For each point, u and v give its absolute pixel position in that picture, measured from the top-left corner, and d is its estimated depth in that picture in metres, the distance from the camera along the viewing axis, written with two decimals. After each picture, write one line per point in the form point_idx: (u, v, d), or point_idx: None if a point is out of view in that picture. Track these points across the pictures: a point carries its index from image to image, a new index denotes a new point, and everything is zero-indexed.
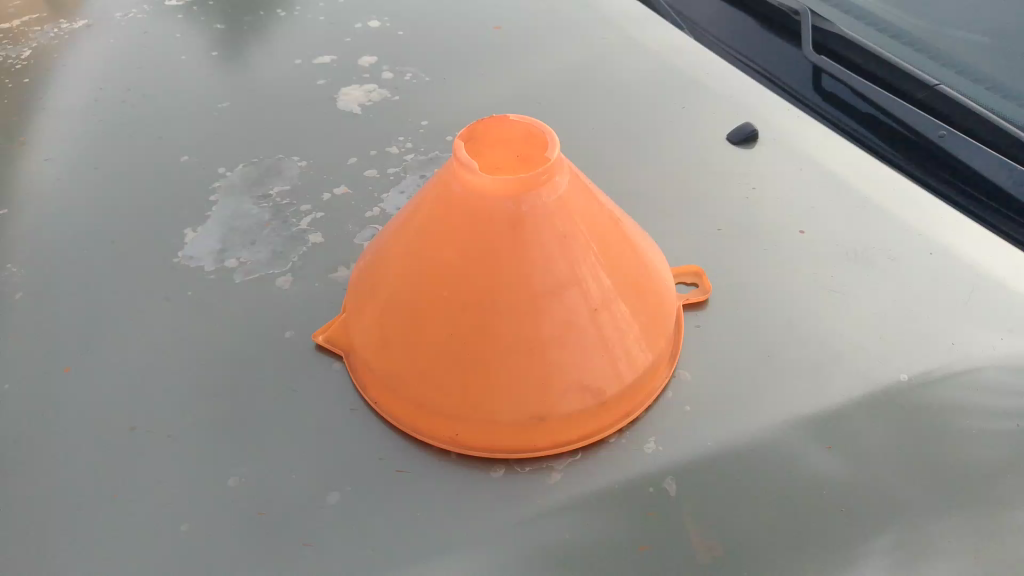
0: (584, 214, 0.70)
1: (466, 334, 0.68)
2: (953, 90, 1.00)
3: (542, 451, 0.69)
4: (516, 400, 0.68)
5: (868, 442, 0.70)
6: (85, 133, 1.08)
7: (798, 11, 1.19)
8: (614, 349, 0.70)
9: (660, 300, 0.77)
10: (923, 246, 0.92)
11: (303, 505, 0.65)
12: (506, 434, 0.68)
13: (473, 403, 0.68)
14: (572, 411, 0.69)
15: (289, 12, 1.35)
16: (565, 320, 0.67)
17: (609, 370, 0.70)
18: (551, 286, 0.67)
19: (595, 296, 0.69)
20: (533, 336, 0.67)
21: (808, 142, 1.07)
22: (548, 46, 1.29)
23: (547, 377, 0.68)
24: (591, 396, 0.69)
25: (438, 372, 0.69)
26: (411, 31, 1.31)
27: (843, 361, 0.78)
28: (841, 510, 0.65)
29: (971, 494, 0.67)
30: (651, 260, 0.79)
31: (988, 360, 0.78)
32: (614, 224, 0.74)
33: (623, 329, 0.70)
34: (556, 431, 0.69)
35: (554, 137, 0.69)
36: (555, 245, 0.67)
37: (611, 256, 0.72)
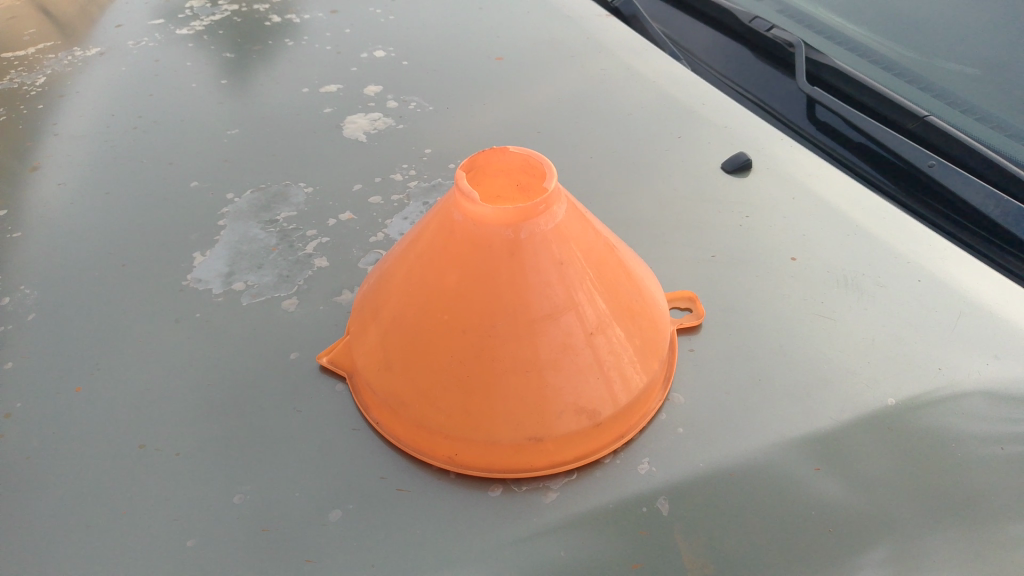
0: (580, 241, 0.73)
1: (467, 358, 0.70)
2: (942, 121, 1.03)
3: (539, 471, 0.71)
4: (514, 422, 0.70)
5: (857, 465, 0.72)
6: (97, 158, 1.11)
7: (792, 44, 1.22)
8: (610, 372, 0.72)
9: (654, 324, 0.79)
10: (913, 273, 0.94)
11: (306, 522, 0.67)
12: (505, 455, 0.71)
13: (472, 424, 0.70)
14: (569, 432, 0.71)
15: (297, 41, 1.39)
16: (562, 344, 0.70)
17: (604, 393, 0.72)
18: (549, 312, 0.69)
19: (591, 320, 0.71)
20: (531, 360, 0.69)
21: (802, 172, 1.10)
22: (549, 76, 1.32)
23: (544, 399, 0.70)
24: (587, 418, 0.71)
25: (440, 394, 0.71)
26: (415, 61, 1.35)
27: (832, 385, 0.80)
28: (830, 530, 0.67)
29: (958, 516, 0.68)
30: (646, 285, 0.81)
31: (975, 385, 0.80)
32: (610, 250, 0.77)
33: (618, 353, 0.73)
34: (552, 451, 0.71)
35: (552, 168, 0.72)
36: (552, 272, 0.70)
37: (607, 282, 0.74)
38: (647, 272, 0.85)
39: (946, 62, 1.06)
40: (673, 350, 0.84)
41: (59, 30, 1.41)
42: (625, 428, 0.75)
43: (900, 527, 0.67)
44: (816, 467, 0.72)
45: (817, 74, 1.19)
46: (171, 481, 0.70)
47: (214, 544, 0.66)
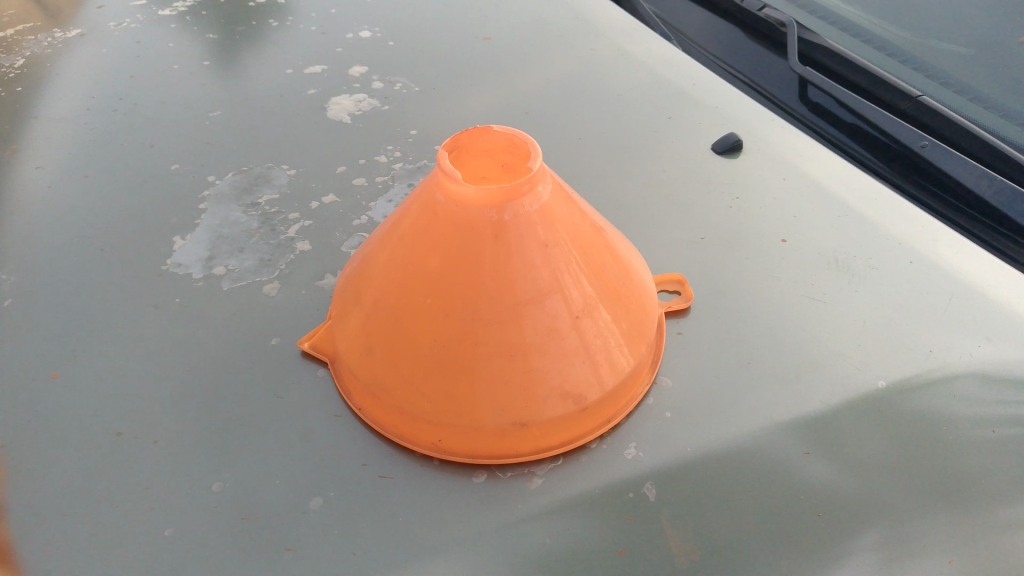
0: (564, 223, 0.71)
1: (450, 340, 0.68)
2: (936, 100, 1.01)
3: (524, 456, 0.70)
4: (498, 406, 0.69)
5: (848, 447, 0.71)
6: (77, 141, 1.09)
7: (784, 23, 1.20)
8: (596, 355, 0.71)
9: (641, 307, 0.78)
10: (905, 255, 0.93)
11: (286, 510, 0.66)
12: (490, 439, 0.69)
13: (456, 408, 0.69)
14: (554, 416, 0.70)
15: (281, 22, 1.36)
16: (547, 327, 0.68)
17: (591, 376, 0.71)
18: (533, 294, 0.68)
19: (577, 303, 0.70)
20: (515, 343, 0.68)
21: (794, 152, 1.09)
22: (539, 55, 1.30)
23: (529, 383, 0.68)
24: (575, 401, 0.70)
25: (422, 378, 0.70)
26: (401, 41, 1.32)
27: (822, 368, 0.79)
28: (820, 515, 0.66)
29: (952, 499, 0.67)
30: (632, 265, 0.80)
31: (966, 368, 0.79)
32: (596, 232, 0.76)
33: (604, 336, 0.72)
34: (538, 436, 0.70)
35: (537, 147, 0.70)
36: (537, 254, 0.68)
37: (593, 264, 0.73)
38: (635, 255, 0.84)
39: (939, 43, 1.03)
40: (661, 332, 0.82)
41: (39, 11, 1.38)
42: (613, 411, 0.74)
43: (890, 512, 0.66)
44: (806, 451, 0.71)
45: (809, 54, 1.17)
46: (148, 470, 0.69)
47: (192, 533, 0.64)
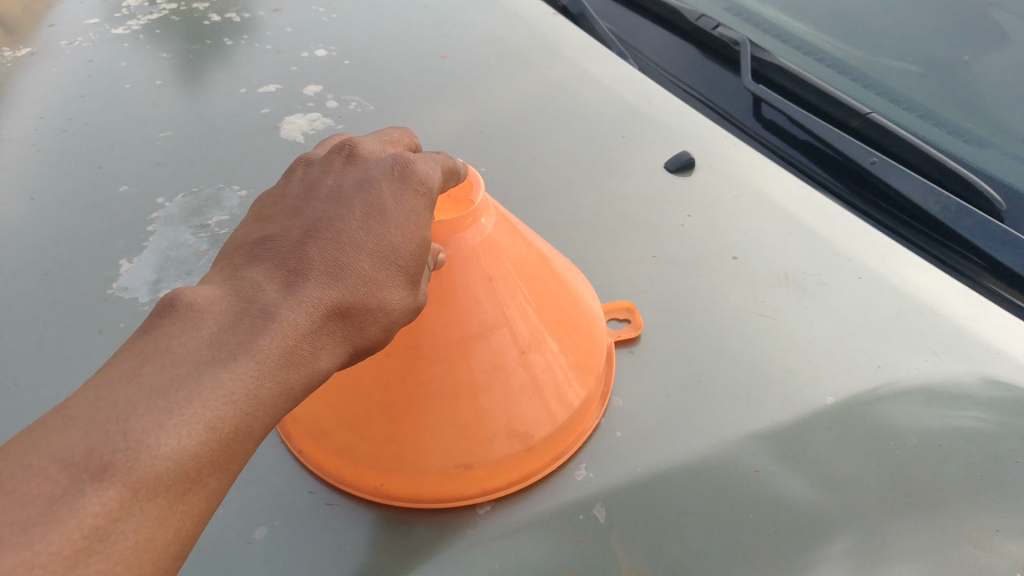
0: (509, 257, 0.71)
1: (392, 379, 0.67)
2: (884, 118, 1.02)
3: (469, 499, 0.69)
4: (443, 446, 0.67)
5: (820, 453, 0.73)
6: (23, 163, 1.08)
7: (737, 41, 1.19)
8: (541, 389, 0.71)
9: (591, 338, 0.77)
10: (855, 271, 0.93)
11: (228, 541, 0.65)
12: (434, 482, 0.68)
13: (402, 448, 0.68)
14: (502, 456, 0.69)
15: (235, 40, 1.34)
16: (492, 362, 0.68)
17: (539, 414, 0.70)
18: (478, 329, 0.68)
19: (524, 338, 0.70)
20: (460, 381, 0.67)
21: (745, 170, 1.09)
22: (495, 74, 1.30)
23: (476, 421, 0.68)
24: (522, 438, 0.69)
25: (365, 418, 0.68)
26: (357, 60, 1.32)
27: (774, 385, 0.80)
28: (769, 533, 0.66)
29: (901, 512, 0.68)
30: (582, 297, 0.80)
31: (914, 381, 0.79)
32: (543, 265, 0.76)
33: (552, 370, 0.71)
34: (484, 478, 0.69)
35: (480, 183, 0.71)
36: (481, 289, 0.68)
37: (540, 297, 0.73)
38: (586, 284, 0.85)
39: (890, 60, 1.05)
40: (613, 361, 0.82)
41: None
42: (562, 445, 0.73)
43: (868, 519, 0.67)
44: (756, 469, 0.71)
45: (763, 72, 1.16)
46: None
47: None
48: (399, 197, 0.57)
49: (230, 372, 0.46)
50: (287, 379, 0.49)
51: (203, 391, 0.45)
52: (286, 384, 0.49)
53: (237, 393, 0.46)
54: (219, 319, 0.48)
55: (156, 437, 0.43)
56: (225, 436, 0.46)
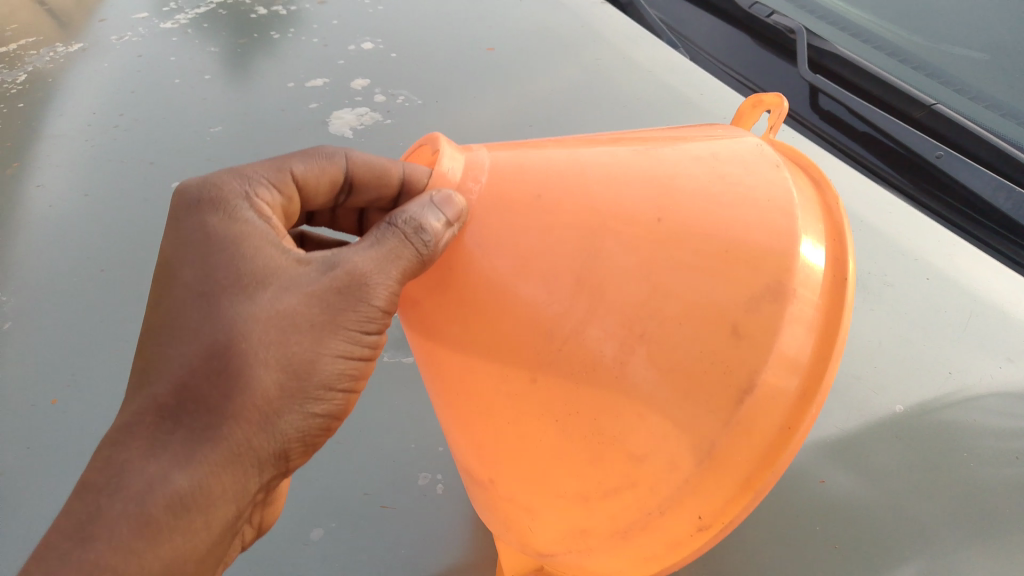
0: (555, 199, 0.47)
1: (509, 463, 0.50)
2: (951, 109, 0.96)
3: (755, 478, 0.44)
4: (639, 487, 0.45)
5: (882, 466, 0.74)
6: (78, 158, 1.09)
7: (793, 29, 1.14)
8: (673, 410, 0.43)
9: (756, 287, 0.43)
10: (922, 271, 0.91)
11: (289, 544, 0.67)
12: (675, 507, 0.46)
13: (599, 521, 0.48)
14: (721, 430, 0.43)
15: (283, 34, 1.34)
16: (592, 368, 0.44)
17: (732, 366, 0.43)
18: (545, 339, 0.45)
19: (608, 303, 0.44)
20: (583, 413, 0.45)
21: (809, 162, 1.06)
22: (543, 65, 1.28)
23: (647, 435, 0.44)
24: (668, 489, 0.44)
25: (524, 508, 0.52)
26: (404, 53, 1.31)
27: (839, 392, 0.80)
28: (835, 546, 0.68)
29: (971, 535, 0.68)
30: (723, 206, 0.46)
31: (988, 388, 0.79)
32: (630, 175, 0.48)
33: (702, 311, 0.43)
34: (736, 452, 0.44)
35: (441, 145, 0.53)
36: (513, 274, 0.46)
37: (608, 230, 0.45)
38: (743, 150, 0.52)
39: (954, 47, 1.01)
40: (841, 295, 0.45)
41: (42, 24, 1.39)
42: (733, 480, 0.44)
43: (934, 540, 0.68)
44: (821, 479, 0.74)
45: (820, 61, 1.11)
46: None
47: None
48: (206, 227, 0.51)
49: (201, 432, 0.46)
50: (147, 497, 0.45)
51: (141, 444, 0.46)
52: (262, 435, 0.48)
53: (197, 426, 0.46)
54: (185, 378, 0.47)
55: (121, 502, 0.45)
56: (197, 471, 0.46)
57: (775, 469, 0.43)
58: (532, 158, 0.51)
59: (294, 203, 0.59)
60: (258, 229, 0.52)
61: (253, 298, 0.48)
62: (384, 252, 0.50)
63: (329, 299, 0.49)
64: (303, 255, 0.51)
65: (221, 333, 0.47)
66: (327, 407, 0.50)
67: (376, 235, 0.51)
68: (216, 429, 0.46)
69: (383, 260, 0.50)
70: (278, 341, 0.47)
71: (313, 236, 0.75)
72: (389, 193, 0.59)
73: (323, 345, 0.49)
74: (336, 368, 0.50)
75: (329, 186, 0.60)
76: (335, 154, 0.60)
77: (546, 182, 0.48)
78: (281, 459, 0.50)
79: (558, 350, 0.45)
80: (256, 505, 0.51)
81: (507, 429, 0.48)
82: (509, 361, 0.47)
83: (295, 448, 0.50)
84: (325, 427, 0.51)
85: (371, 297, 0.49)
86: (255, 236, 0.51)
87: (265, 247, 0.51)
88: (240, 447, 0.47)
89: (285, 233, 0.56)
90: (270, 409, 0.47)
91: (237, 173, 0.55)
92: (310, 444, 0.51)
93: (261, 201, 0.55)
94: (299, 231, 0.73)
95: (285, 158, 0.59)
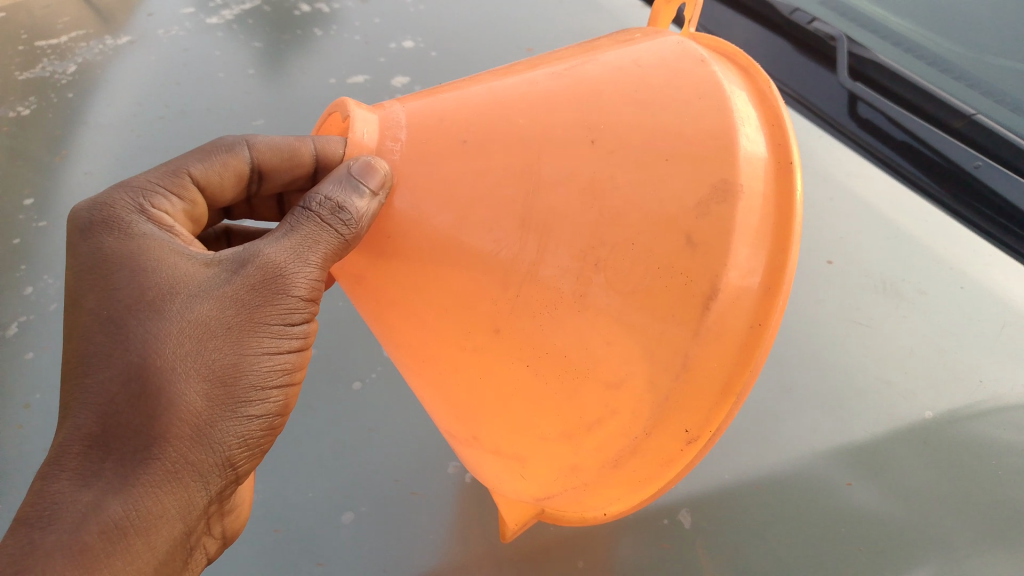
0: (480, 138, 0.51)
1: (500, 420, 0.54)
2: (991, 120, 0.94)
3: (736, 379, 0.47)
4: (613, 416, 0.49)
5: (910, 477, 0.78)
6: (124, 149, 1.13)
7: (831, 36, 1.07)
8: (634, 335, 0.46)
9: (704, 189, 0.45)
10: (954, 279, 0.95)
11: (321, 523, 0.72)
12: (656, 432, 0.49)
13: (592, 453, 0.52)
14: (678, 355, 0.46)
15: (326, 31, 1.36)
16: (541, 318, 0.48)
17: (663, 298, 0.45)
18: (495, 302, 0.49)
19: (528, 257, 0.47)
20: (549, 361, 0.48)
21: (844, 168, 1.08)
22: None
23: (600, 373, 0.48)
24: (649, 406, 0.48)
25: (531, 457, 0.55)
26: (444, 52, 1.33)
27: (868, 396, 0.84)
28: (861, 547, 0.72)
29: (987, 543, 0.72)
30: (653, 113, 0.48)
31: (1016, 399, 0.84)
32: (550, 100, 0.51)
33: (628, 254, 0.45)
34: (702, 366, 0.47)
35: (353, 114, 0.57)
36: (450, 238, 0.50)
37: (516, 174, 0.49)
38: (664, 50, 0.53)
39: (994, 59, 1.00)
40: (792, 192, 0.47)
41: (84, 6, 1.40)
42: (714, 388, 0.48)
43: (954, 546, 0.72)
44: (849, 481, 0.77)
45: (858, 68, 1.05)
46: None
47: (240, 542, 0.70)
48: (105, 248, 0.55)
49: (133, 459, 0.48)
50: (83, 526, 0.47)
51: (69, 478, 0.48)
52: (195, 450, 0.50)
53: (125, 451, 0.49)
54: (106, 413, 0.49)
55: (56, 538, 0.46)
56: (128, 497, 0.48)
57: (751, 370, 0.47)
58: (452, 100, 0.55)
59: (199, 203, 0.64)
60: (158, 243, 0.55)
61: (164, 312, 0.51)
62: (295, 240, 0.54)
63: (245, 297, 0.52)
64: (211, 260, 0.54)
65: (136, 354, 0.49)
66: (264, 406, 0.53)
67: (290, 221, 0.55)
68: (146, 449, 0.48)
69: (297, 246, 0.54)
70: (195, 350, 0.50)
71: (238, 230, 0.86)
72: (301, 171, 0.64)
73: (247, 346, 0.52)
74: (265, 366, 0.53)
75: (234, 182, 0.65)
76: (234, 149, 0.65)
77: (468, 123, 0.52)
78: (225, 468, 0.52)
79: (514, 297, 0.48)
80: (210, 516, 0.54)
81: (484, 383, 0.53)
82: (471, 319, 0.51)
83: (239, 455, 0.53)
84: (267, 424, 0.54)
85: (288, 286, 0.53)
86: (156, 250, 0.55)
87: (171, 259, 0.54)
88: (173, 462, 0.49)
89: (190, 237, 0.60)
90: (199, 420, 0.50)
91: (130, 189, 0.59)
92: (254, 448, 0.54)
93: (159, 210, 0.59)
94: (224, 227, 0.85)
95: (180, 160, 0.63)
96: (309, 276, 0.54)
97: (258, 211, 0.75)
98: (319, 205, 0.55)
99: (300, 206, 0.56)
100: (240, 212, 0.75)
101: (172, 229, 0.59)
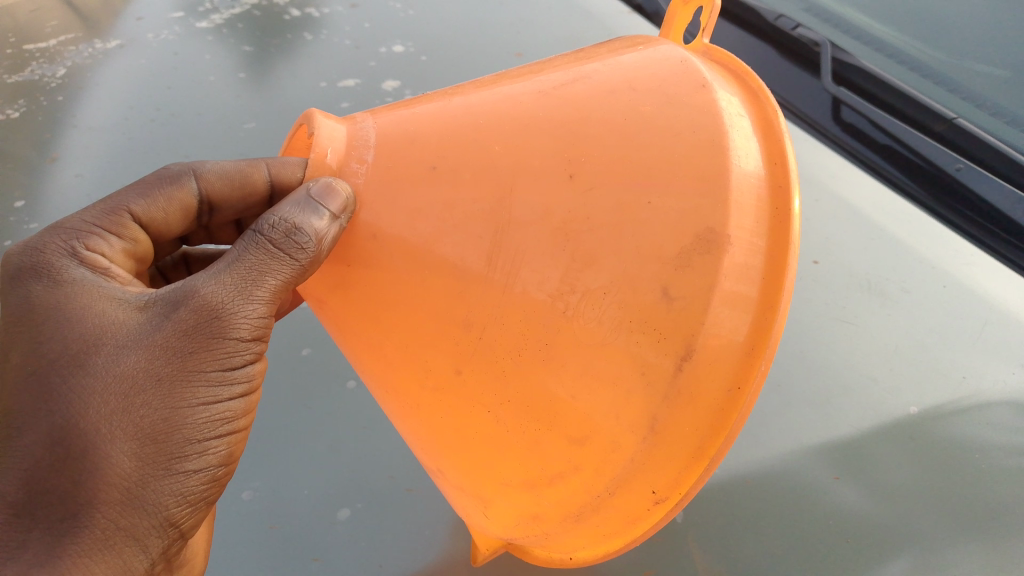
0: (451, 162, 0.52)
1: (463, 455, 0.56)
2: (972, 124, 0.96)
3: (710, 445, 0.49)
4: (579, 474, 0.51)
5: (892, 474, 0.80)
6: (115, 152, 1.14)
7: (817, 42, 1.09)
8: (602, 392, 0.47)
9: (687, 238, 0.46)
10: (938, 279, 0.96)
11: (318, 519, 0.72)
12: (621, 493, 0.51)
13: (556, 506, 0.54)
14: (654, 421, 0.48)
15: (316, 36, 1.37)
16: (511, 358, 0.49)
17: (637, 358, 0.47)
18: (461, 334, 0.51)
19: (496, 292, 0.49)
20: (513, 404, 0.50)
21: (827, 171, 1.09)
22: None
23: (570, 428, 0.49)
24: (623, 464, 0.49)
25: (494, 498, 0.57)
26: (434, 57, 1.34)
27: (854, 393, 0.86)
28: (846, 540, 0.74)
29: (969, 532, 0.74)
30: (641, 148, 0.49)
31: (998, 395, 0.86)
32: (535, 120, 0.52)
33: (601, 307, 0.46)
34: (676, 431, 0.49)
35: (313, 127, 0.57)
36: (423, 268, 0.51)
37: (505, 207, 0.49)
38: (664, 68, 0.54)
39: (975, 65, 1.02)
40: (784, 228, 0.49)
41: (70, 9, 1.39)
42: (686, 450, 0.50)
43: (935, 539, 0.74)
44: (836, 476, 0.79)
45: (843, 74, 1.06)
46: None
47: (240, 539, 0.71)
48: (33, 297, 0.56)
49: (64, 528, 0.50)
50: None
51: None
52: (128, 509, 0.52)
53: (55, 518, 0.50)
54: (28, 480, 0.50)
55: None
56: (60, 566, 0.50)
57: (725, 436, 0.48)
58: (426, 117, 0.56)
59: (141, 240, 0.66)
60: (89, 289, 0.57)
61: (90, 367, 0.52)
62: (236, 277, 0.56)
63: (178, 345, 0.53)
64: (144, 305, 0.55)
65: (61, 417, 0.51)
66: (201, 459, 0.56)
67: (237, 251, 0.57)
68: (76, 515, 0.51)
69: (239, 284, 0.56)
70: (121, 409, 0.52)
71: (196, 255, 0.88)
72: (255, 196, 0.67)
73: (180, 398, 0.53)
74: (200, 418, 0.55)
75: (179, 214, 0.68)
76: (181, 180, 0.68)
77: (440, 148, 0.53)
78: (163, 525, 0.55)
79: (478, 337, 0.50)
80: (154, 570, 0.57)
81: (449, 422, 0.54)
82: (434, 358, 0.52)
83: (177, 509, 0.56)
84: (206, 476, 0.57)
85: (226, 327, 0.55)
86: (85, 297, 0.56)
87: (101, 305, 0.55)
88: (106, 528, 0.52)
89: (122, 271, 0.62)
90: (129, 482, 0.52)
91: (62, 231, 0.61)
92: (194, 501, 0.57)
93: (94, 251, 0.61)
94: (181, 253, 0.87)
95: (122, 197, 0.66)
96: (250, 314, 0.56)
97: (217, 234, 0.79)
98: (274, 232, 0.57)
99: (250, 233, 0.58)
100: (198, 236, 0.78)
101: (105, 270, 0.60)
